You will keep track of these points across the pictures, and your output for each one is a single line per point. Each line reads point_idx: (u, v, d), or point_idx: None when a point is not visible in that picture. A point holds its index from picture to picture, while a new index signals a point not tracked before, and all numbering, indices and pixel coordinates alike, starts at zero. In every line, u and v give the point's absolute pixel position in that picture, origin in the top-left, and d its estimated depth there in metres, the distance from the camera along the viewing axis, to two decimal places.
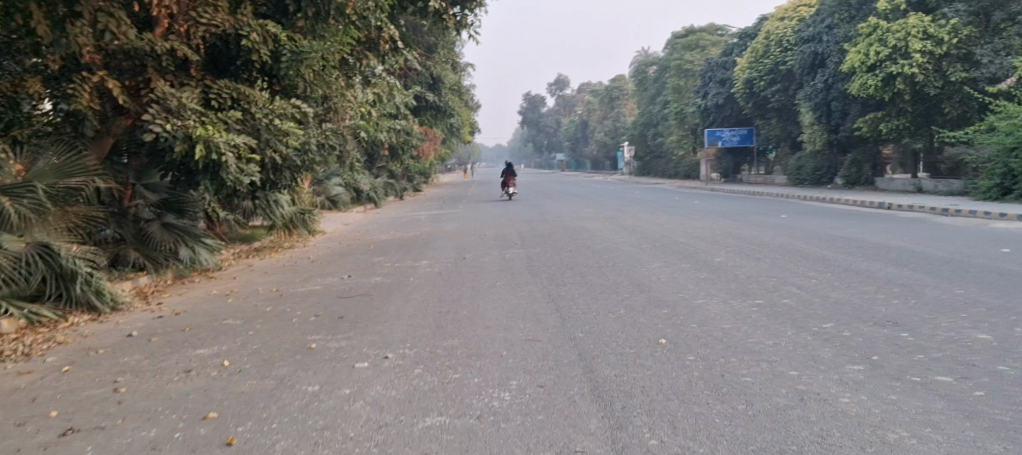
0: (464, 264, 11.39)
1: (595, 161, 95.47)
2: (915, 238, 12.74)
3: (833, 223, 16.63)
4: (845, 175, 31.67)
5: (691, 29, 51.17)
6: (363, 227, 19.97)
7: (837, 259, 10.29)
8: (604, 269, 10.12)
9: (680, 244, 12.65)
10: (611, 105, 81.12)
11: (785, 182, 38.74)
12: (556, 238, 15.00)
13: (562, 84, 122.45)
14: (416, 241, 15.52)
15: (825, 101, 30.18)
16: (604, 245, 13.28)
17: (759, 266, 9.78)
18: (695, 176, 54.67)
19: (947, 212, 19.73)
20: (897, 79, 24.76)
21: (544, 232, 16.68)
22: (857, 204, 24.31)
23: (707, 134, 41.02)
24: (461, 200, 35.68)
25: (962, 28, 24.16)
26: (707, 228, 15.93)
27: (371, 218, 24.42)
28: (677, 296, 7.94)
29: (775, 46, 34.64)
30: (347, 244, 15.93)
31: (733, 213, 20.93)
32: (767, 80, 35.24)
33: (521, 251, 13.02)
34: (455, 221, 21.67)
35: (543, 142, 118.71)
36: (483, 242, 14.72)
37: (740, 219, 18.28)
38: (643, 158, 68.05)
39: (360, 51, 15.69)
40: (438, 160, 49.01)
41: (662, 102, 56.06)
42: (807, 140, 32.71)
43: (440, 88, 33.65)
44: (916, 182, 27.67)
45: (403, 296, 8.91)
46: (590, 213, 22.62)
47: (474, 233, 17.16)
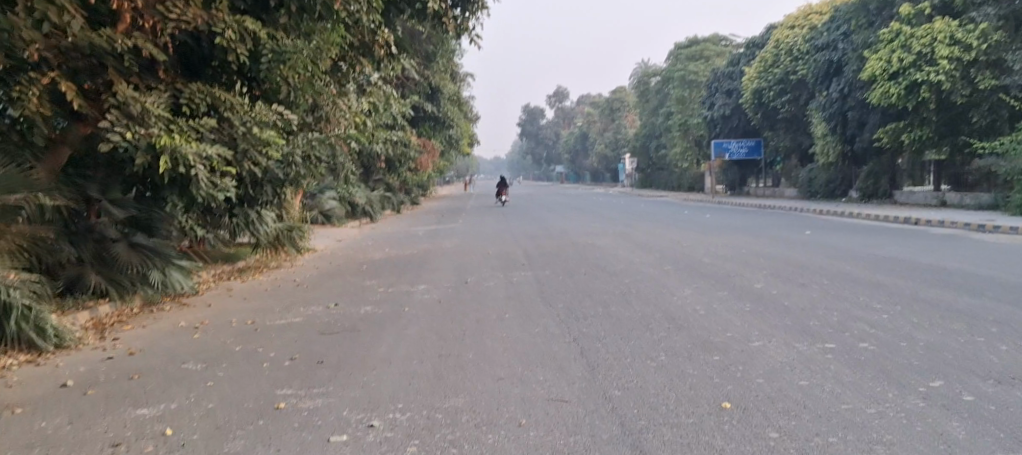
0: (468, 290, 10.03)
1: (595, 173, 94.20)
2: (971, 261, 11.48)
3: (866, 241, 15.36)
4: (861, 188, 30.36)
5: (694, 39, 49.95)
6: (355, 244, 18.57)
7: (896, 287, 9.01)
8: (629, 298, 8.81)
9: (707, 266, 11.35)
10: (612, 117, 80.00)
11: (794, 195, 37.47)
12: (567, 258, 13.64)
13: (561, 96, 121.45)
14: (413, 261, 14.15)
15: (841, 111, 28.87)
16: (622, 267, 11.97)
17: (809, 295, 8.49)
18: (699, 189, 53.42)
19: (983, 229, 18.45)
20: (923, 87, 23.44)
21: (551, 251, 15.31)
22: (880, 218, 22.97)
23: (713, 145, 39.75)
24: (460, 214, 34.39)
25: (992, 34, 22.84)
26: (731, 246, 14.62)
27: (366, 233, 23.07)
28: (725, 335, 6.65)
29: (784, 54, 33.30)
30: (338, 263, 14.58)
31: (753, 228, 19.58)
32: (777, 89, 33.89)
33: (529, 273, 11.67)
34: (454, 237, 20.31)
35: (542, 155, 117.44)
36: (487, 263, 13.36)
37: (764, 236, 16.97)
38: (645, 171, 66.76)
39: (353, 55, 14.26)
40: (437, 172, 47.71)
41: (665, 114, 54.84)
42: (820, 152, 31.38)
43: (438, 98, 32.36)
44: (939, 195, 26.37)
45: (397, 331, 7.52)
46: (599, 228, 21.32)
47: (475, 251, 15.82)
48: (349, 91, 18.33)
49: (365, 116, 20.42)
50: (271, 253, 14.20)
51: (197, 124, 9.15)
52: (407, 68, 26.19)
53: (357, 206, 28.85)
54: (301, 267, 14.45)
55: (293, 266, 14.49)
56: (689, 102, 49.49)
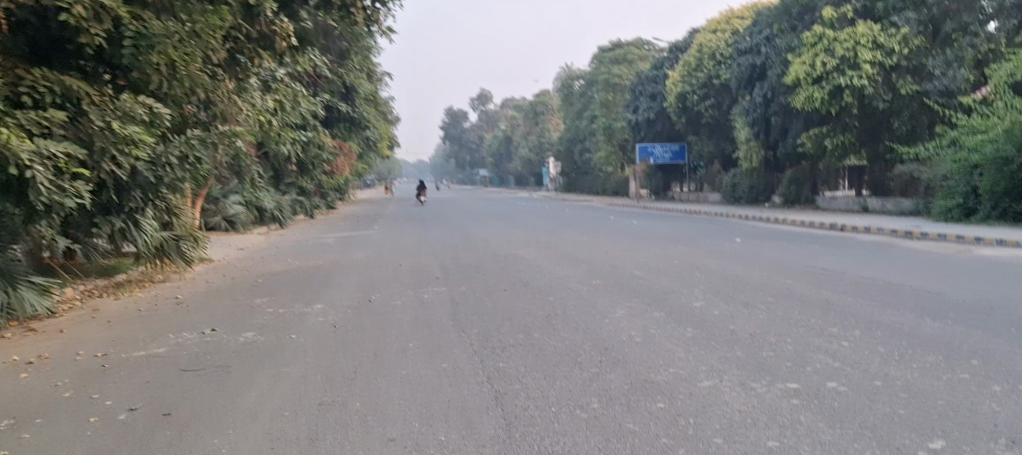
0: (366, 313, 8.73)
1: (519, 177, 93.38)
2: (917, 277, 10.73)
3: (799, 251, 14.60)
4: (783, 194, 29.95)
5: (618, 43, 49.47)
6: (253, 256, 17.08)
7: (847, 307, 8.15)
8: (553, 322, 7.70)
9: (639, 282, 10.33)
10: (536, 120, 79.23)
11: (717, 200, 37.14)
12: (483, 272, 12.45)
13: (484, 99, 120.41)
14: (313, 275, 12.77)
15: (763, 117, 28.24)
16: (545, 281, 10.88)
17: (755, 317, 7.55)
18: (623, 193, 52.97)
19: (911, 236, 17.98)
20: (845, 92, 22.93)
21: (469, 262, 14.13)
22: (805, 223, 22.44)
23: (638, 150, 39.12)
24: (378, 220, 33.00)
25: (912, 39, 22.57)
26: (661, 257, 13.68)
27: (273, 243, 21.50)
28: (667, 373, 5.59)
29: (708, 59, 32.75)
30: (231, 277, 13.08)
31: (681, 236, 18.74)
32: (700, 94, 33.37)
33: (440, 292, 10.43)
34: (366, 248, 18.91)
35: (465, 159, 116.14)
36: (394, 279, 12.06)
37: (694, 245, 16.08)
38: (569, 175, 66.11)
39: (251, 47, 12.72)
40: (355, 175, 46.07)
41: (589, 117, 54.24)
42: (743, 158, 30.86)
43: (354, 98, 30.91)
44: (861, 202, 26.08)
45: (273, 368, 6.20)
46: (520, 236, 20.25)
47: (386, 264, 14.54)
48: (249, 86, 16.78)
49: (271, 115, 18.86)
50: (156, 265, 12.63)
51: (39, 118, 7.61)
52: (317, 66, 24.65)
53: (260, 210, 27.14)
54: (191, 281, 12.90)
55: (182, 281, 12.92)
56: (612, 106, 48.89)
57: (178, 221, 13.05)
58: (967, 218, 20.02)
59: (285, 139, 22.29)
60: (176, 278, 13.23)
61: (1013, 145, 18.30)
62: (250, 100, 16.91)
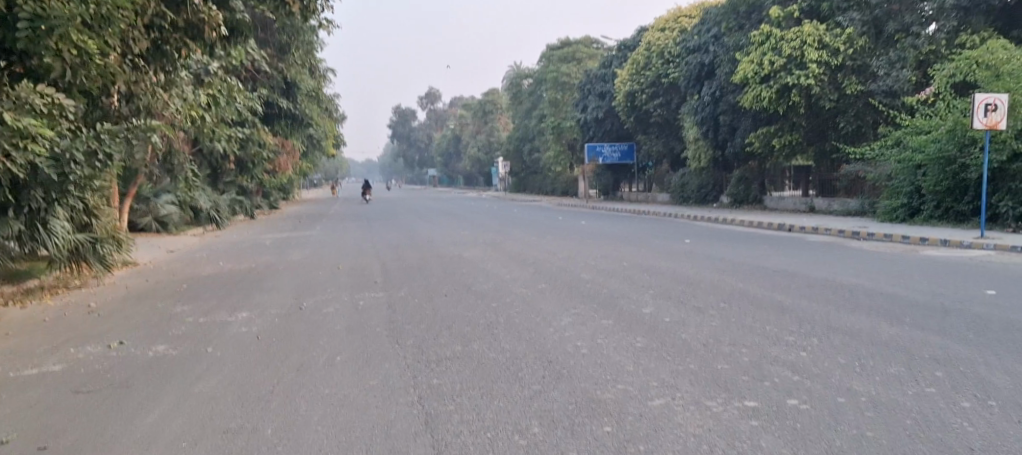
0: (292, 321, 8.14)
1: (468, 176, 92.77)
2: (871, 277, 10.40)
3: (749, 251, 14.29)
4: (732, 193, 29.78)
5: (567, 41, 49.19)
6: (181, 262, 16.40)
7: (803, 311, 7.79)
8: (495, 331, 7.21)
9: (586, 286, 9.89)
10: (485, 119, 78.83)
11: (666, 199, 37.02)
12: (425, 275, 11.90)
13: (433, 97, 119.61)
14: (241, 279, 12.15)
15: (712, 116, 27.95)
16: (489, 285, 10.38)
17: (708, 323, 7.14)
18: (572, 193, 52.77)
19: (858, 236, 17.75)
20: (793, 91, 22.78)
21: (411, 265, 13.59)
22: (751, 223, 22.24)
23: (587, 149, 38.83)
24: (321, 219, 32.25)
25: (857, 38, 22.33)
26: (609, 258, 13.27)
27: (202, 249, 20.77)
28: (615, 389, 5.14)
29: (656, 58, 32.56)
30: (152, 283, 12.43)
31: (630, 236, 18.40)
32: (648, 93, 33.16)
33: (375, 297, 9.85)
34: (303, 249, 18.27)
35: (414, 158, 115.13)
36: (328, 283, 11.44)
37: (642, 246, 15.69)
38: (519, 174, 65.70)
39: (177, 38, 11.93)
40: (300, 174, 45.14)
41: (538, 116, 53.96)
42: (692, 157, 30.67)
43: (295, 94, 30.09)
44: (809, 202, 25.76)
45: (180, 386, 5.64)
46: (466, 237, 19.73)
47: (323, 267, 13.94)
48: (177, 79, 16.04)
49: (201, 109, 18.16)
50: (70, 269, 11.96)
51: None
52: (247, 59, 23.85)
53: (182, 206, 26.30)
54: (110, 285, 12.25)
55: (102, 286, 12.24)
56: (561, 105, 48.56)
57: (95, 222, 12.39)
58: (912, 219, 19.13)
59: (218, 136, 21.55)
60: (93, 283, 12.58)
61: (956, 145, 17.74)
62: (178, 94, 16.11)
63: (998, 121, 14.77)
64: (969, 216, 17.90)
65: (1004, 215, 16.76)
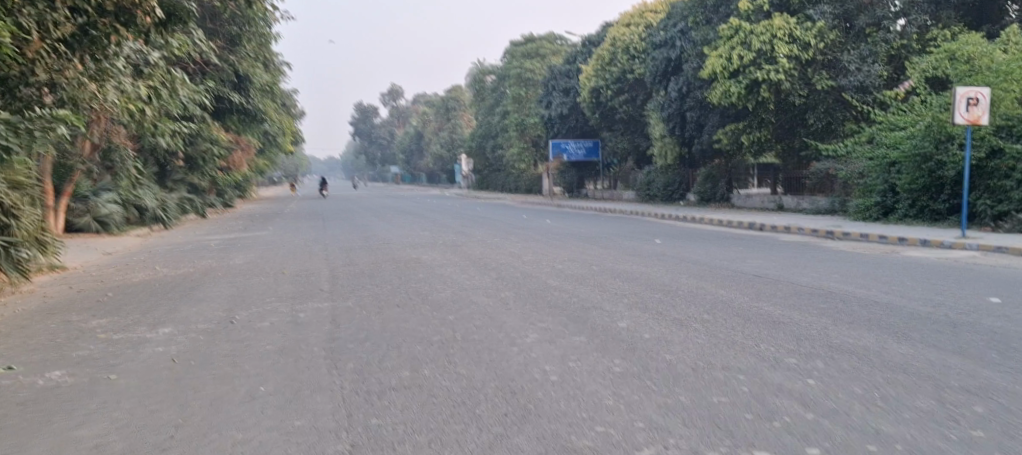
0: (215, 345, 7.17)
1: (431, 174, 91.69)
2: (859, 281, 9.58)
3: (723, 253, 13.45)
4: (698, 191, 28.44)
5: (530, 37, 48.33)
6: (110, 270, 15.49)
7: (796, 322, 6.92)
8: (451, 352, 6.27)
9: (553, 295, 8.97)
10: (448, 117, 78.02)
11: (631, 197, 36.25)
12: (375, 283, 10.88)
13: (395, 94, 118.38)
14: (172, 291, 11.37)
15: (679, 112, 26.59)
16: (446, 294, 9.42)
17: (692, 341, 6.24)
18: (536, 191, 51.96)
19: (833, 235, 16.76)
20: (762, 87, 21.36)
21: (361, 271, 12.59)
22: (718, 223, 21.41)
23: (550, 146, 37.96)
24: (275, 219, 31.05)
25: (827, 33, 21.09)
26: (575, 261, 12.36)
27: (135, 254, 19.80)
28: (596, 434, 4.33)
29: (621, 53, 31.66)
30: (71, 295, 11.58)
31: (598, 237, 17.51)
32: (614, 89, 32.24)
33: (314, 311, 8.81)
34: (246, 254, 17.26)
35: (376, 155, 113.67)
36: (265, 294, 10.45)
37: (610, 248, 14.77)
38: (482, 172, 64.82)
39: (104, 22, 10.27)
40: (256, 171, 43.82)
41: (501, 114, 53.06)
42: (658, 154, 29.57)
43: (247, 88, 28.72)
44: (777, 200, 24.45)
45: (59, 431, 4.64)
46: (424, 238, 18.70)
47: (265, 274, 12.99)
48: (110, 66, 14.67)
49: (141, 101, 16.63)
50: None
51: None
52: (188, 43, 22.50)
53: (120, 203, 25.15)
54: (23, 295, 11.39)
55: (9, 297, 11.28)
56: (525, 101, 47.68)
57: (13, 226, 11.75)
58: (886, 218, 18.34)
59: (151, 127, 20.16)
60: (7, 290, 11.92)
61: (932, 141, 16.91)
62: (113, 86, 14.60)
63: (980, 116, 14.01)
64: (945, 216, 17.21)
65: (982, 214, 15.98)
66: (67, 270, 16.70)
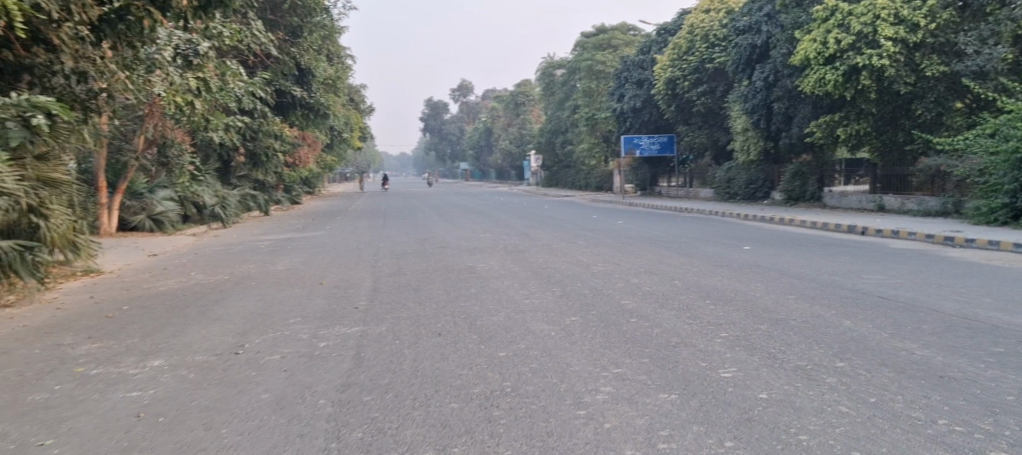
0: (199, 393, 5.71)
1: (500, 170, 90.30)
2: (1017, 307, 7.62)
3: (830, 263, 11.47)
4: (784, 189, 25.83)
5: (602, 28, 46.34)
6: (145, 278, 14.50)
7: (968, 375, 5.07)
8: (498, 422, 4.65)
9: (629, 321, 7.29)
10: (517, 112, 76.57)
11: (709, 195, 34.06)
12: (421, 300, 9.30)
13: (466, 90, 117.44)
14: (192, 305, 10.08)
15: (765, 103, 24.28)
16: (499, 319, 7.77)
17: (833, 411, 4.48)
18: (607, 188, 50.01)
19: (952, 241, 14.45)
20: (863, 74, 19.01)
21: (408, 283, 11.02)
22: (810, 225, 19.25)
23: (623, 141, 36.03)
24: (337, 217, 29.89)
25: (939, 12, 18.63)
26: (653, 273, 10.62)
27: (181, 256, 18.80)
28: None
29: (700, 41, 29.59)
30: (81, 310, 10.46)
31: (679, 242, 15.58)
32: (692, 80, 30.11)
33: (336, 340, 7.29)
34: (293, 259, 15.93)
35: (445, 151, 112.83)
36: (289, 315, 8.90)
37: (694, 256, 12.94)
38: (552, 167, 63.07)
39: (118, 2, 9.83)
40: (324, 168, 42.93)
41: (572, 108, 51.16)
42: (738, 150, 27.31)
43: (309, 81, 27.64)
44: (876, 200, 21.89)
45: None
46: (486, 241, 17.09)
47: (300, 285, 11.61)
48: (153, 48, 13.61)
49: (190, 94, 15.55)
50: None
51: None
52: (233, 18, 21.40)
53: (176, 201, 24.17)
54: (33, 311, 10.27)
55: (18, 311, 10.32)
56: (596, 95, 45.76)
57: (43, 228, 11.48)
58: (1014, 222, 15.98)
59: (194, 116, 18.88)
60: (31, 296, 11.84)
61: None
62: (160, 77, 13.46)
63: None
64: None
65: None
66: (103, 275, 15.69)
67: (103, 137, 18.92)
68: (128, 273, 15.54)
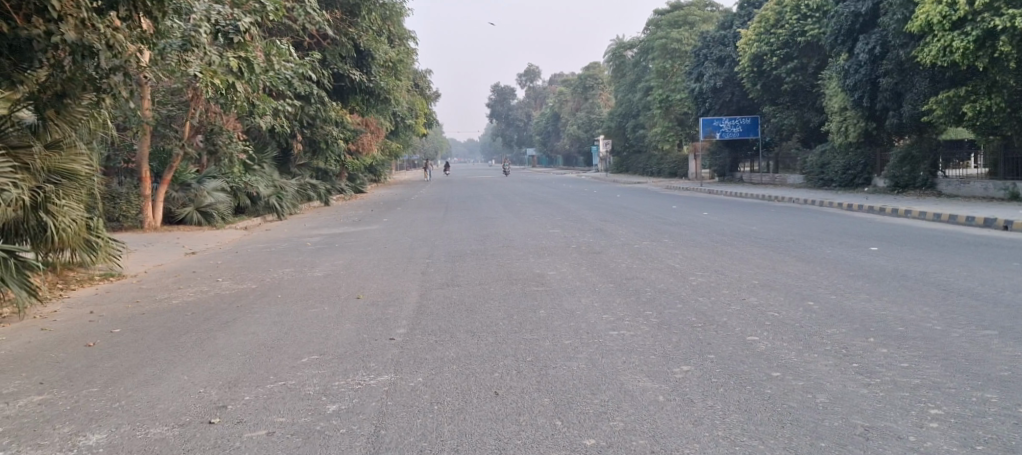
0: None
1: (568, 155, 87.90)
2: None
3: (998, 273, 8.96)
4: (891, 174, 22.93)
5: (677, 4, 43.49)
6: (168, 285, 12.66)
7: None
8: None
9: (772, 376, 5.05)
10: (586, 95, 74.23)
11: (797, 181, 31.21)
12: (476, 333, 7.19)
13: (533, 74, 115.41)
14: (193, 331, 8.31)
15: (870, 78, 21.46)
16: (578, 371, 5.60)
17: None
18: (681, 174, 47.40)
19: None
20: (1000, 39, 16.16)
21: (460, 301, 8.93)
22: (934, 217, 16.52)
23: (702, 124, 33.45)
24: (399, 208, 28.01)
25: None
26: (773, 289, 8.32)
27: (222, 254, 17.02)
28: None
29: (791, 11, 26.77)
30: (61, 339, 8.60)
31: (786, 241, 13.12)
32: (780, 55, 27.27)
33: (352, 403, 5.24)
34: (336, 260, 14.00)
35: (512, 136, 110.79)
36: (300, 353, 6.86)
37: (813, 261, 10.58)
38: (622, 153, 60.70)
39: None
40: (390, 156, 41.31)
41: (645, 90, 48.55)
42: (835, 130, 24.47)
43: (368, 64, 25.49)
44: (1007, 186, 18.90)
45: None
46: (557, 239, 14.88)
47: (331, 299, 9.67)
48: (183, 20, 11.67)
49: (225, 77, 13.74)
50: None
51: None
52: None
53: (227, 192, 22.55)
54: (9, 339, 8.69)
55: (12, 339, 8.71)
56: (670, 75, 43.08)
57: (51, 228, 10.18)
58: None
59: (234, 100, 17.04)
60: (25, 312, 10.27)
61: None
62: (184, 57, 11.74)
63: None
64: None
65: None
66: (126, 278, 14.13)
67: (137, 125, 17.25)
68: (151, 278, 13.77)
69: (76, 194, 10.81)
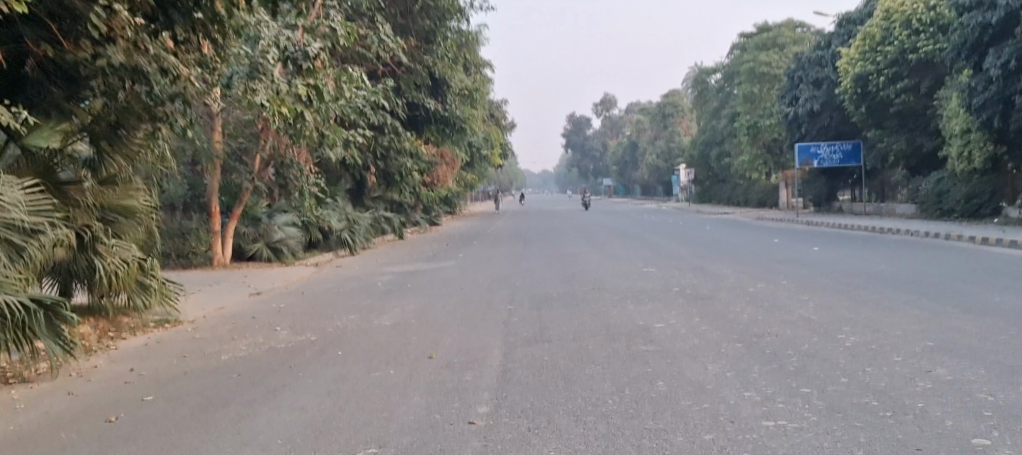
0: None
1: (647, 185, 85.62)
2: None
3: None
4: None
5: (765, 26, 41.37)
6: (224, 335, 11.26)
7: None
8: None
9: None
10: (664, 124, 72.10)
11: (906, 210, 28.74)
12: (585, 419, 5.56)
13: (609, 103, 113.74)
14: (236, 402, 6.90)
15: (1002, 96, 19.16)
16: None
17: None
18: (770, 205, 44.99)
19: None
20: None
21: (555, 365, 7.31)
22: None
23: (798, 150, 31.29)
24: (476, 242, 26.57)
25: None
26: (960, 358, 6.53)
27: (290, 295, 15.79)
28: None
29: (900, 26, 24.54)
30: (81, 410, 7.18)
31: (931, 286, 11.16)
32: (888, 75, 25.08)
33: None
34: (409, 305, 12.53)
35: (588, 167, 109.05)
36: (351, 446, 5.36)
37: (984, 314, 8.70)
38: (705, 182, 58.37)
39: None
40: (467, 187, 40.05)
41: (730, 116, 46.37)
42: (955, 156, 22.20)
43: (444, 92, 24.18)
44: None
45: None
46: (656, 280, 13.20)
47: (399, 358, 8.14)
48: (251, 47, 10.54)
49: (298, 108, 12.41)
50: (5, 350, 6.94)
51: None
52: (353, 22, 18.57)
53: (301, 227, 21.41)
54: (36, 404, 7.45)
55: (46, 407, 7.36)
56: (758, 101, 40.85)
57: (101, 270, 8.93)
58: None
59: (305, 131, 15.89)
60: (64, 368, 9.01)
61: None
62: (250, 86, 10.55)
63: None
64: None
65: None
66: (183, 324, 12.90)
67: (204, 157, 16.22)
68: (208, 324, 12.42)
69: (134, 234, 9.63)
